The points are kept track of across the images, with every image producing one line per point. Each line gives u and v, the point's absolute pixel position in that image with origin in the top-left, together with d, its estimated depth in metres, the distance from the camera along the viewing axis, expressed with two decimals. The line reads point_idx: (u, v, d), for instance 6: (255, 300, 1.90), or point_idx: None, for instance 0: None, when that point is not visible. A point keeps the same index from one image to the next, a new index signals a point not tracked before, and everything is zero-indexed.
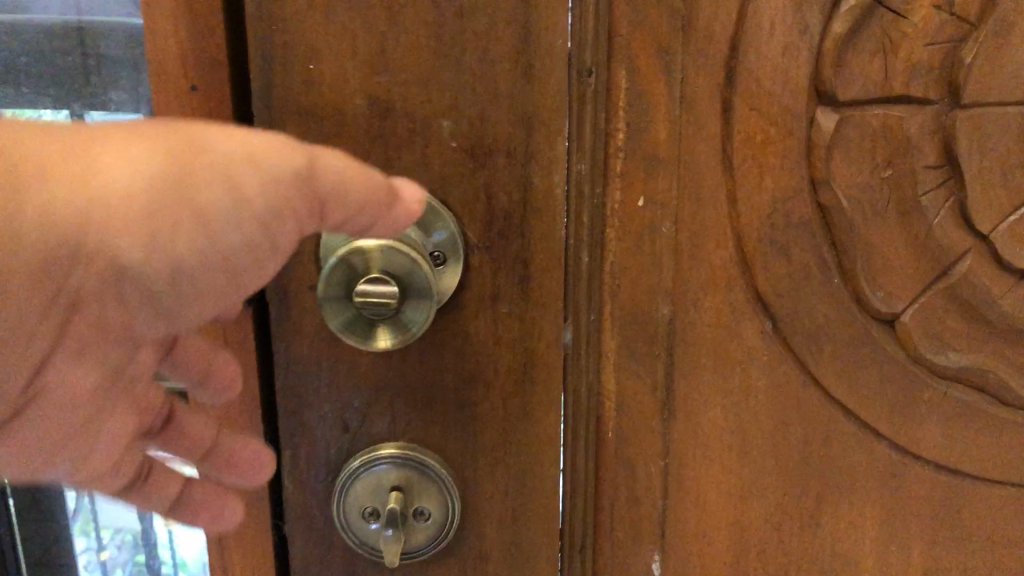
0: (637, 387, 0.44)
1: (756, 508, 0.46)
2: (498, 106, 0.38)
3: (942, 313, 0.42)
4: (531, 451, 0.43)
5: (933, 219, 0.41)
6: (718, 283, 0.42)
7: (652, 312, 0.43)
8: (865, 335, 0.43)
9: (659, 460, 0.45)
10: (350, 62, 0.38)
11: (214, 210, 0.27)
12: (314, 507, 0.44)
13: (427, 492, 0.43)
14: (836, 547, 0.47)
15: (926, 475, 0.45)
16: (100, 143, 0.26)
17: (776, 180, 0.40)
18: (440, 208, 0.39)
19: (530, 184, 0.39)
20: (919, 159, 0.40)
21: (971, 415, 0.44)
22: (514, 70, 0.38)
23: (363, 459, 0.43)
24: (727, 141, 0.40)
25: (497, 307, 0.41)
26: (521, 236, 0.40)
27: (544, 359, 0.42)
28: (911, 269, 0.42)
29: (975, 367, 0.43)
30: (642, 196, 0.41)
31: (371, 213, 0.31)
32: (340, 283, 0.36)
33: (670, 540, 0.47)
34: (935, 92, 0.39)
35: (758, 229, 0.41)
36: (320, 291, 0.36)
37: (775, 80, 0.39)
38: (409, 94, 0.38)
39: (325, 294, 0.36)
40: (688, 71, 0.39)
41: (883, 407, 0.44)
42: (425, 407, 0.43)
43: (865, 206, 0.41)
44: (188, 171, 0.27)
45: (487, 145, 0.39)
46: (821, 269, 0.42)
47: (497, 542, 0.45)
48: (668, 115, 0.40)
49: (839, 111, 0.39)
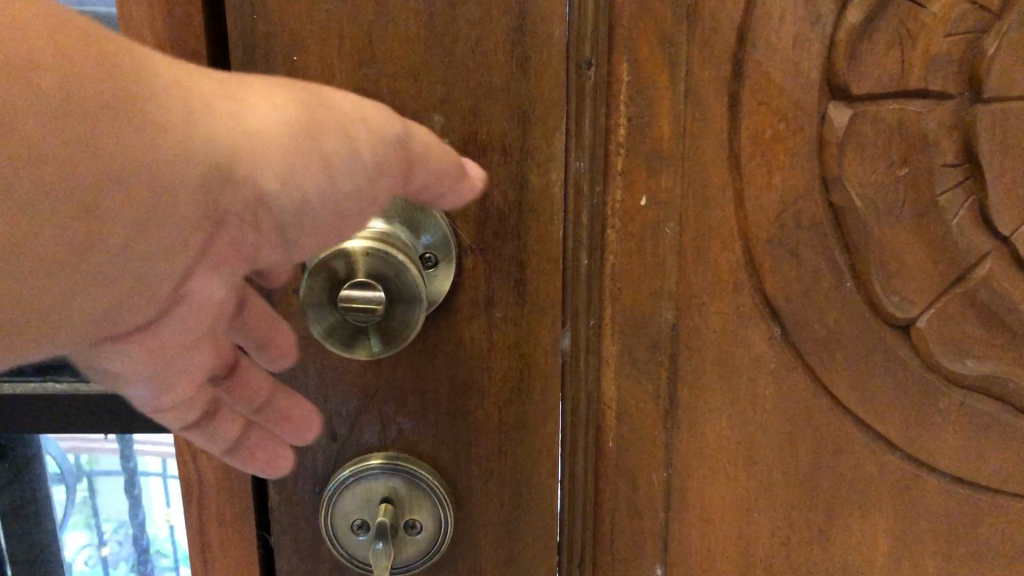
0: (638, 395, 0.42)
1: (763, 522, 0.44)
2: (492, 100, 0.36)
3: (960, 318, 0.40)
4: (527, 462, 0.41)
5: (951, 219, 0.39)
6: (724, 286, 0.40)
7: (654, 316, 0.41)
8: (878, 341, 0.41)
9: (662, 471, 0.43)
10: (335, 53, 0.36)
11: (339, 167, 0.28)
12: (301, 518, 0.42)
13: (420, 503, 0.41)
14: (846, 562, 0.45)
15: (942, 488, 0.43)
16: (248, 94, 0.27)
17: (786, 178, 0.38)
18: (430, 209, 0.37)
19: (526, 182, 0.38)
20: (937, 156, 0.38)
21: (990, 426, 0.42)
22: (509, 62, 0.36)
23: (353, 469, 0.41)
24: (735, 137, 0.38)
25: (492, 311, 0.39)
26: (516, 237, 0.38)
27: (541, 366, 0.40)
28: (927, 272, 0.40)
29: (995, 376, 0.41)
30: (644, 195, 0.39)
31: (444, 185, 0.31)
32: (321, 288, 0.34)
33: (673, 553, 0.45)
34: (955, 85, 0.37)
35: (767, 230, 0.39)
36: (300, 296, 0.34)
37: (785, 73, 0.37)
38: (398, 87, 0.36)
39: (306, 299, 0.34)
40: (692, 63, 0.37)
41: (897, 416, 0.42)
42: (416, 416, 0.41)
43: (879, 205, 0.38)
44: (319, 126, 0.27)
45: (481, 141, 0.37)
46: (832, 272, 0.40)
47: (491, 556, 0.43)
48: (671, 109, 0.38)
49: (853, 105, 0.37)
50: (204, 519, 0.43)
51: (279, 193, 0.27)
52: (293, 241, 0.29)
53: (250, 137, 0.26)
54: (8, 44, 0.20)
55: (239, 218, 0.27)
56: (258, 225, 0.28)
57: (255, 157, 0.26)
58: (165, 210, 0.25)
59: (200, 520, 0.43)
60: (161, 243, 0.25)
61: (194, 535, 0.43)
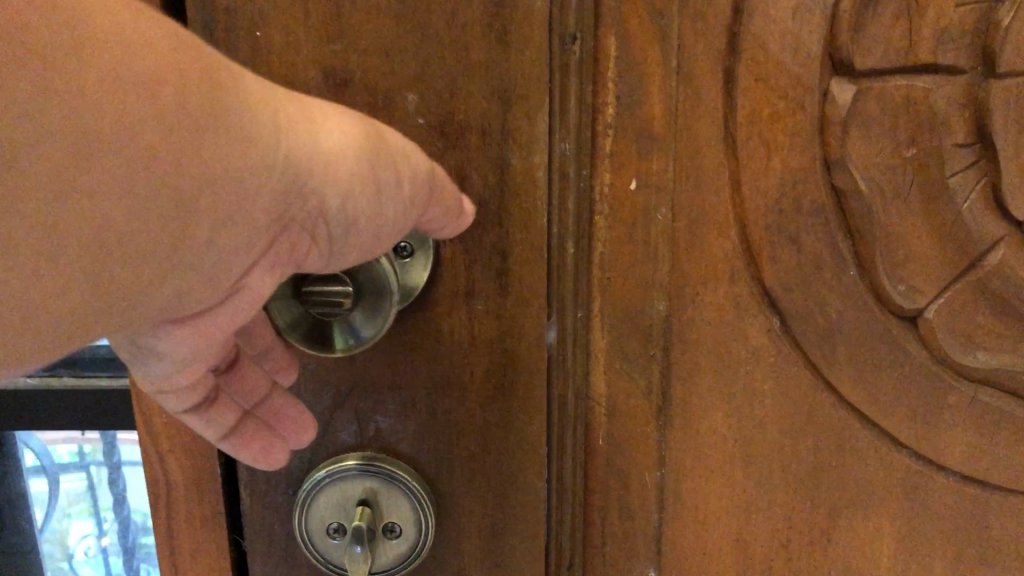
0: (629, 391, 0.40)
1: (761, 523, 0.41)
2: (470, 77, 0.34)
3: (969, 308, 0.38)
4: (512, 464, 0.39)
5: (962, 203, 0.36)
6: (720, 276, 0.37)
7: (646, 308, 0.38)
8: (883, 334, 0.38)
9: (655, 470, 0.41)
10: (301, 28, 0.33)
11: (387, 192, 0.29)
12: (274, 521, 0.40)
13: (399, 505, 0.39)
14: (849, 565, 0.42)
15: (950, 487, 0.41)
16: (320, 117, 0.28)
17: (785, 161, 0.36)
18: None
19: (508, 166, 0.35)
20: (947, 136, 0.35)
21: (1002, 422, 0.40)
22: (487, 37, 0.33)
23: (329, 470, 0.38)
24: (730, 117, 0.36)
25: (472, 304, 0.37)
26: (498, 225, 0.36)
27: (525, 362, 0.38)
28: (936, 259, 0.37)
29: (1007, 369, 0.39)
30: (634, 179, 0.37)
31: (449, 220, 0.33)
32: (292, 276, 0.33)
33: (667, 556, 0.43)
34: (966, 59, 0.34)
35: (765, 216, 0.37)
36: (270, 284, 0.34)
37: (784, 47, 0.34)
38: (368, 64, 0.34)
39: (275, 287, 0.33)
40: (685, 37, 0.35)
41: (904, 413, 0.40)
42: (393, 415, 0.38)
43: (884, 189, 0.36)
44: (374, 152, 0.29)
45: (459, 122, 0.34)
46: (835, 261, 0.37)
47: (475, 561, 0.41)
48: (663, 87, 0.35)
49: (858, 82, 0.35)
50: (173, 522, 0.41)
51: (331, 210, 0.28)
52: (338, 254, 0.30)
53: (320, 157, 0.27)
54: (124, 65, 0.21)
55: (300, 227, 0.28)
56: (315, 236, 0.29)
57: (321, 176, 0.27)
58: (242, 217, 0.26)
59: (169, 524, 0.41)
60: (231, 247, 0.26)
61: (164, 539, 0.41)
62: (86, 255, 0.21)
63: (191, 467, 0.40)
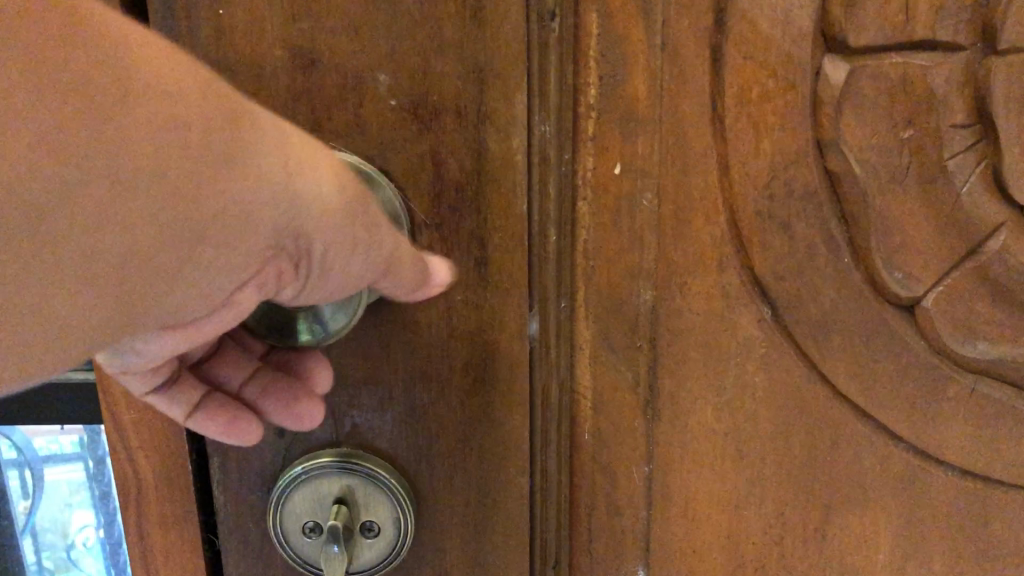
0: (615, 383, 0.38)
1: (753, 519, 0.40)
2: (444, 57, 0.32)
3: (969, 296, 0.36)
4: (494, 459, 0.38)
5: (962, 187, 0.35)
6: (709, 264, 0.36)
7: (631, 298, 0.37)
8: (879, 324, 0.37)
9: (643, 466, 0.40)
10: (265, 4, 0.32)
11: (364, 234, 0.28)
12: (248, 519, 0.39)
13: (376, 502, 0.37)
14: (845, 561, 0.41)
15: (950, 482, 0.39)
16: (321, 157, 0.26)
17: (776, 143, 0.34)
18: (361, 164, 0.33)
19: (485, 150, 0.34)
20: (946, 117, 0.34)
21: (1004, 414, 0.38)
22: (462, 13, 0.32)
23: (305, 466, 0.37)
24: (719, 96, 0.34)
25: (450, 294, 0.35)
26: (475, 211, 0.34)
27: (506, 354, 0.36)
28: (934, 245, 0.36)
29: (1009, 360, 0.37)
30: (618, 163, 0.35)
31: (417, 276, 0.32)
32: None
33: (656, 553, 0.41)
34: (966, 35, 0.33)
35: (756, 201, 0.35)
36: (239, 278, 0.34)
37: (774, 22, 0.33)
38: (337, 43, 0.32)
39: None
40: (670, 13, 0.33)
41: (900, 405, 0.38)
42: (370, 409, 0.37)
43: (880, 172, 0.34)
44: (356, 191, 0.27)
45: (432, 103, 0.33)
46: (829, 247, 0.36)
47: (457, 559, 0.40)
48: (648, 66, 0.34)
49: (851, 60, 0.33)
50: (144, 521, 0.40)
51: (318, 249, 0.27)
52: (321, 282, 0.29)
53: (317, 197, 0.26)
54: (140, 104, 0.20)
55: (290, 256, 0.27)
56: (304, 266, 0.28)
57: (313, 213, 0.26)
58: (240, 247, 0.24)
59: (140, 522, 0.40)
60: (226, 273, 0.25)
61: (136, 537, 0.40)
62: (85, 265, 0.20)
63: (162, 464, 0.38)
